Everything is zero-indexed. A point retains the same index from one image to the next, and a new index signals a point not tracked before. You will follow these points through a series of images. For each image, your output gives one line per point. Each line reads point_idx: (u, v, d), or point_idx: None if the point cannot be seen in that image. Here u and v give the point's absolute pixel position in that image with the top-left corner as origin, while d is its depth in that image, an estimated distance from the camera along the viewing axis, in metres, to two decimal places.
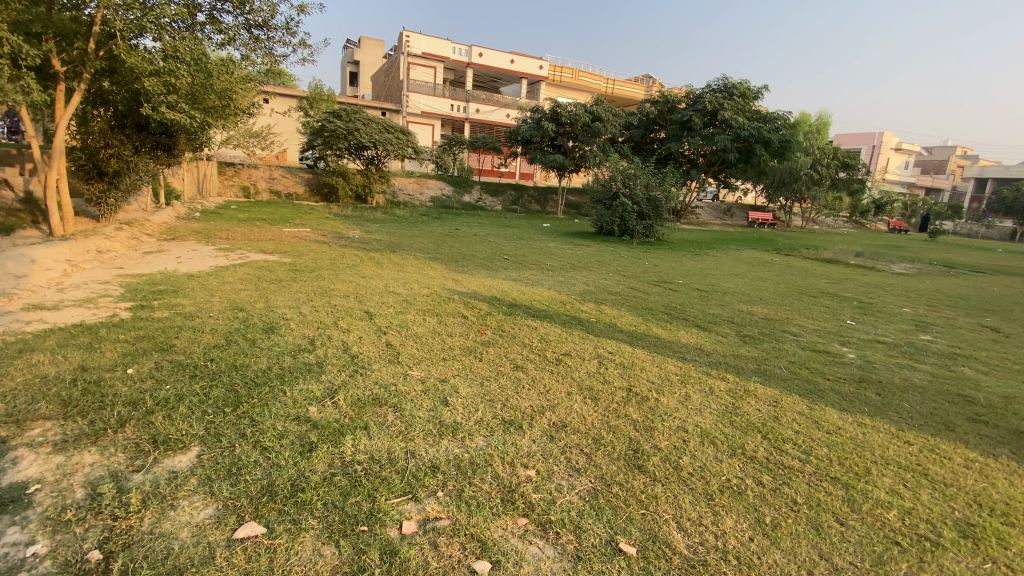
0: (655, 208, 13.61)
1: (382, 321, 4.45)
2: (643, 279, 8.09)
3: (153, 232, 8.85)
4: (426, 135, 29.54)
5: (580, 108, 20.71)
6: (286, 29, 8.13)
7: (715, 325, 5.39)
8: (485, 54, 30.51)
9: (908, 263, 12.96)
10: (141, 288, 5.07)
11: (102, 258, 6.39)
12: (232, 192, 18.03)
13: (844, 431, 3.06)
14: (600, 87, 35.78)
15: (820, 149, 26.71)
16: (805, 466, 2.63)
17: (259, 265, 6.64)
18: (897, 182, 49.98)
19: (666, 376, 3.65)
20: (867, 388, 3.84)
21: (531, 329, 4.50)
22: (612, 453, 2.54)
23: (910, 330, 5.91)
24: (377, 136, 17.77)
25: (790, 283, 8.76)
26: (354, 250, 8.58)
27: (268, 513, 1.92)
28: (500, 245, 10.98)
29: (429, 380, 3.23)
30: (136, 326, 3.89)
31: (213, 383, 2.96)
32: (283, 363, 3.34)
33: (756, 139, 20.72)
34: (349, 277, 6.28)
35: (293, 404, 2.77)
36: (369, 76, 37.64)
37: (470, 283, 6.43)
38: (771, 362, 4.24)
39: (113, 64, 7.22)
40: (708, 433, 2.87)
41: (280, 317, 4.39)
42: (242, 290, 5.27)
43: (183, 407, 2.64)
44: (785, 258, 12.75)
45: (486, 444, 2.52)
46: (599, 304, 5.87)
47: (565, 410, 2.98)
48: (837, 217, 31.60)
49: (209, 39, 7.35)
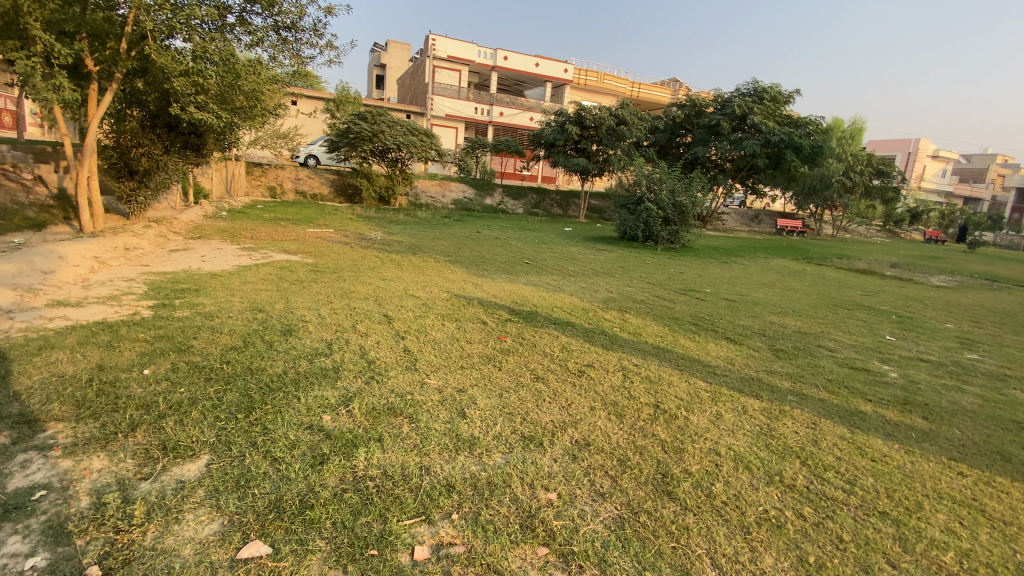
0: (681, 213, 13.33)
1: (401, 326, 4.36)
2: (668, 287, 7.87)
3: (180, 230, 8.98)
4: (449, 138, 29.68)
5: (605, 112, 20.46)
6: (313, 30, 8.17)
7: (746, 337, 5.17)
8: (510, 57, 30.57)
9: (947, 276, 12.39)
10: (164, 287, 5.09)
11: (129, 255, 6.48)
12: (259, 192, 18.32)
13: (891, 459, 2.83)
14: (626, 91, 35.46)
15: (854, 156, 25.93)
16: (850, 498, 2.43)
17: (281, 265, 6.65)
18: (934, 191, 48.19)
19: (695, 393, 3.46)
20: (912, 411, 3.58)
21: (553, 338, 4.36)
22: (639, 477, 2.38)
23: (955, 348, 5.57)
24: (402, 139, 17.86)
25: (823, 294, 8.42)
26: (375, 252, 8.56)
27: (274, 531, 1.82)
28: (522, 249, 10.86)
29: (447, 389, 3.11)
30: (156, 325, 3.88)
31: (227, 387, 2.90)
32: (299, 367, 3.27)
33: (787, 144, 20.18)
34: (369, 279, 6.24)
35: (306, 412, 2.68)
36: (395, 79, 38.05)
37: (491, 288, 6.31)
38: (807, 380, 4.01)
39: (144, 64, 7.35)
40: (742, 457, 2.69)
41: (299, 318, 4.34)
42: (263, 290, 5.27)
43: (195, 411, 2.58)
44: (817, 268, 12.32)
45: (504, 462, 2.39)
46: (623, 313, 5.69)
47: (588, 427, 2.82)
48: (870, 226, 30.57)
49: (238, 41, 7.44)
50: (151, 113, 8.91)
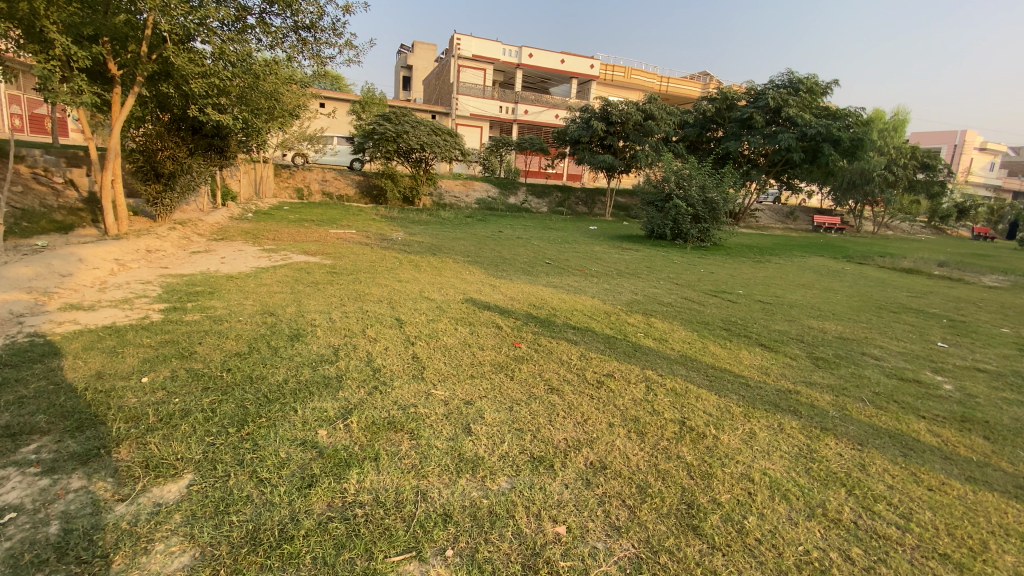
0: (711, 210, 12.81)
1: (412, 330, 4.18)
2: (698, 288, 7.51)
3: (204, 232, 9.09)
4: (474, 137, 29.65)
5: (632, 107, 19.95)
6: (332, 30, 8.12)
7: (782, 344, 4.81)
8: (535, 54, 30.27)
9: (1001, 275, 11.54)
10: (179, 289, 5.07)
11: (149, 258, 6.53)
12: (287, 193, 18.62)
13: (951, 489, 2.48)
14: (654, 86, 34.71)
15: (897, 148, 24.67)
16: (905, 537, 2.10)
17: (298, 267, 6.60)
18: (981, 185, 45.62)
19: (725, 408, 3.17)
20: (971, 430, 3.19)
21: (572, 345, 4.11)
22: (660, 508, 2.13)
23: (1015, 356, 5.06)
24: (426, 139, 17.78)
25: (865, 296, 7.89)
26: (394, 253, 8.47)
27: (247, 568, 1.64)
28: (544, 248, 10.60)
29: (453, 402, 2.90)
30: (163, 330, 3.82)
31: (223, 397, 2.76)
32: (300, 376, 3.11)
33: (825, 137, 19.27)
34: (385, 281, 6.12)
35: (301, 425, 2.50)
36: (421, 80, 38.26)
37: (508, 290, 6.10)
38: (850, 394, 3.65)
39: (167, 68, 7.45)
40: (778, 484, 2.40)
41: (309, 323, 4.21)
42: (277, 293, 5.19)
43: (185, 425, 2.46)
44: (858, 267, 11.64)
45: (510, 487, 2.17)
46: (648, 317, 5.41)
47: (606, 447, 2.57)
48: (914, 222, 29.10)
49: (256, 42, 7.52)
50: (176, 117, 9.04)
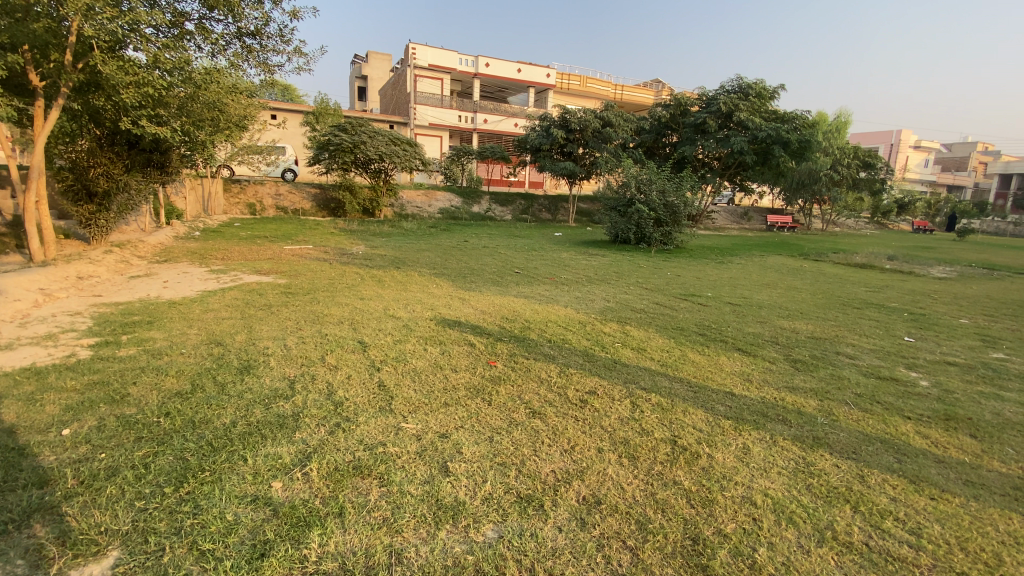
0: (673, 214, 12.97)
1: (377, 354, 3.87)
2: (667, 292, 7.47)
3: (146, 254, 8.46)
4: (433, 147, 29.34)
5: (591, 114, 20.12)
6: (279, 37, 7.73)
7: (759, 347, 4.76)
8: (491, 64, 30.28)
9: (946, 266, 12.09)
10: (113, 320, 4.57)
11: (80, 285, 5.96)
12: (238, 210, 17.81)
13: (953, 497, 2.38)
14: (609, 93, 35.35)
15: (840, 149, 25.91)
16: (921, 557, 1.96)
17: (249, 288, 6.15)
18: (917, 182, 48.57)
19: (714, 422, 3.03)
20: (957, 428, 3.15)
21: (549, 361, 3.90)
22: (664, 546, 1.93)
23: (978, 347, 5.17)
24: (384, 149, 17.32)
25: (828, 293, 8.04)
26: (355, 268, 8.07)
27: None
28: (511, 257, 10.41)
29: (427, 436, 2.63)
30: (92, 370, 3.37)
31: (160, 449, 2.39)
32: (251, 417, 2.75)
33: (774, 139, 19.91)
34: (346, 299, 5.77)
35: (252, 478, 2.17)
36: (377, 90, 37.64)
37: (478, 303, 5.85)
38: (834, 397, 3.58)
39: (96, 78, 6.88)
40: (782, 506, 2.24)
41: (261, 352, 3.83)
42: (225, 319, 4.76)
43: (112, 488, 2.09)
44: (816, 264, 11.99)
45: (496, 536, 1.92)
46: (623, 325, 5.28)
47: (597, 478, 2.35)
48: (859, 218, 30.63)
49: (196, 49, 7.11)
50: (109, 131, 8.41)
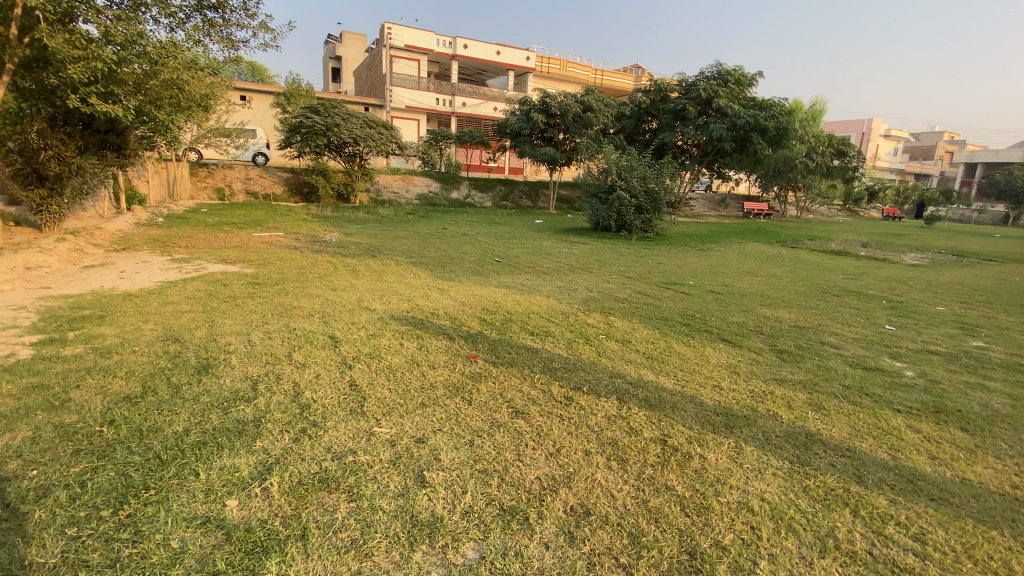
0: (653, 200, 12.88)
1: (350, 350, 3.63)
2: (649, 280, 7.37)
3: (102, 241, 7.96)
4: (410, 131, 28.69)
5: (571, 99, 19.80)
6: (244, 10, 7.26)
7: (744, 337, 4.68)
8: (470, 45, 29.58)
9: (918, 253, 12.34)
10: (60, 315, 4.22)
11: (27, 276, 5.53)
12: (206, 194, 17.05)
13: (952, 497, 2.30)
14: (589, 78, 35.04)
15: (815, 138, 26.22)
16: (928, 567, 1.86)
17: (213, 278, 5.80)
18: (886, 169, 49.73)
19: (705, 419, 2.90)
20: (947, 421, 3.10)
21: (532, 355, 3.75)
22: (659, 563, 1.78)
23: (958, 335, 5.19)
24: (359, 131, 16.72)
25: (807, 280, 8.06)
26: (327, 256, 7.71)
27: None
28: (491, 245, 10.17)
29: (402, 441, 2.42)
30: (31, 371, 3.06)
31: (100, 464, 2.13)
32: (207, 424, 2.50)
33: (752, 127, 19.94)
34: (317, 289, 5.49)
35: (204, 496, 1.94)
36: (351, 71, 36.49)
37: (458, 294, 5.65)
38: (823, 390, 3.49)
39: (42, 53, 6.35)
40: (780, 512, 2.11)
41: (222, 349, 3.55)
42: (185, 312, 4.45)
43: (41, 512, 1.84)
44: (792, 251, 12.11)
45: (479, 557, 1.75)
46: (606, 315, 5.15)
47: (585, 485, 2.19)
48: (831, 206, 31.22)
49: (152, 22, 6.60)
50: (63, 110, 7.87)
